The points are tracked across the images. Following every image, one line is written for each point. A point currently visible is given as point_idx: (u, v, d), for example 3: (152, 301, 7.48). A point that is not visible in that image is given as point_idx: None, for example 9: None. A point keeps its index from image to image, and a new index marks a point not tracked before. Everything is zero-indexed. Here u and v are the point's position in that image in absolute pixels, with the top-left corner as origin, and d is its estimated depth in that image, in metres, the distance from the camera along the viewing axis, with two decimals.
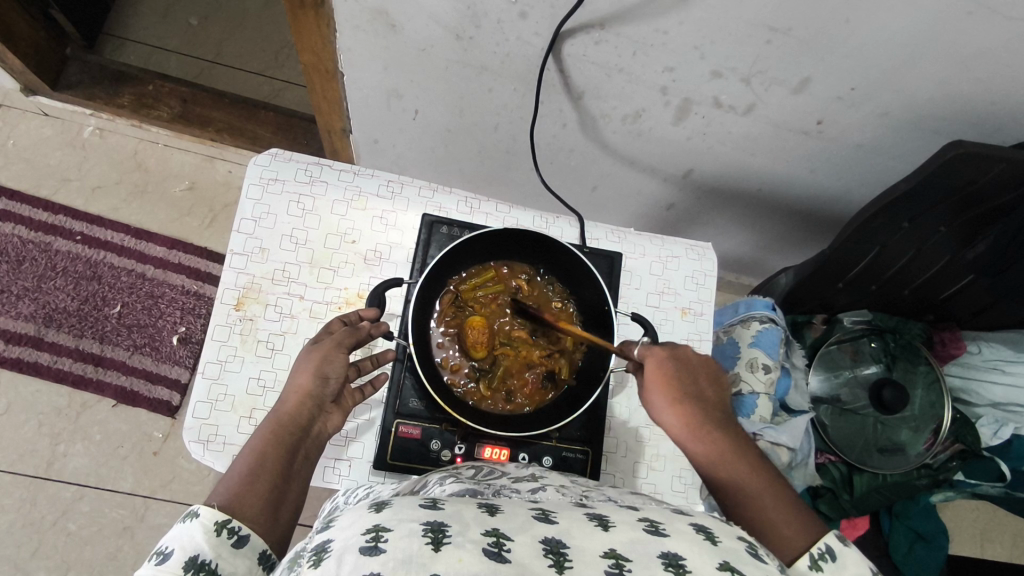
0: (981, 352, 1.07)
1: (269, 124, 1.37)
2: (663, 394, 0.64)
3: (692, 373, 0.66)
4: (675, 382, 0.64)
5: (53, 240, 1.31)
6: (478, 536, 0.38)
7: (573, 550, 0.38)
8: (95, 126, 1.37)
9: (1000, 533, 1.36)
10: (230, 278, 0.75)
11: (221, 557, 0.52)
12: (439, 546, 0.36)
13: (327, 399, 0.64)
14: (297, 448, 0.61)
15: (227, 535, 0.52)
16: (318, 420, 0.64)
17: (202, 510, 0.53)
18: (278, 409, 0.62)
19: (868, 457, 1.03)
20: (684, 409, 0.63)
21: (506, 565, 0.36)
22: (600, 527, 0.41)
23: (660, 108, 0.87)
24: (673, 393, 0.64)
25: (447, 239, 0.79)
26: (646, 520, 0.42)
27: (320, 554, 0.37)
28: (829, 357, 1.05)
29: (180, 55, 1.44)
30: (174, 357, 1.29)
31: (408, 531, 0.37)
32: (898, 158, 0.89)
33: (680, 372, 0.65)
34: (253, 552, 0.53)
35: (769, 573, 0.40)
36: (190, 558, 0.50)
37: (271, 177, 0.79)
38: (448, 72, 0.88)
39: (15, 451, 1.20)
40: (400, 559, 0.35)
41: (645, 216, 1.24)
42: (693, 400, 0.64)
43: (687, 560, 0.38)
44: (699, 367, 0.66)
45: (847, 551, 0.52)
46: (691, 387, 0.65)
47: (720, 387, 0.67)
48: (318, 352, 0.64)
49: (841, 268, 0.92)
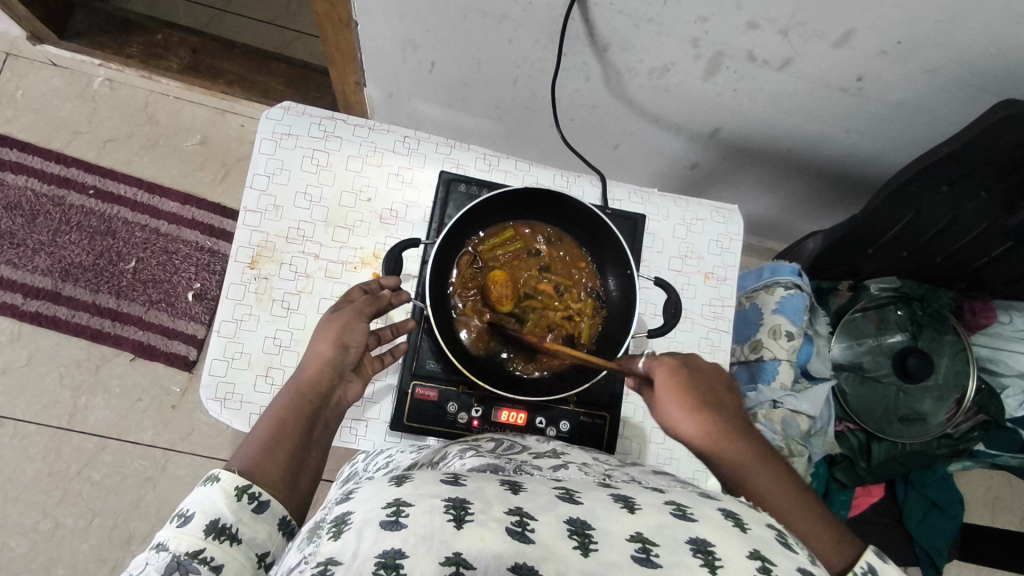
0: (1012, 322, 1.03)
1: (281, 76, 1.33)
2: (683, 403, 0.59)
3: (708, 382, 0.61)
4: (694, 390, 0.59)
5: (66, 193, 1.30)
6: (501, 515, 0.37)
7: (598, 531, 0.37)
8: (105, 76, 1.34)
9: (1013, 502, 1.36)
10: (243, 236, 0.74)
11: (241, 522, 0.51)
12: (462, 523, 0.36)
13: (346, 367, 0.64)
14: (316, 414, 0.60)
15: (247, 500, 0.53)
16: (338, 388, 0.64)
17: (223, 475, 0.53)
18: (300, 375, 0.62)
19: (886, 426, 1.02)
20: (702, 416, 0.58)
21: (530, 546, 0.36)
22: (627, 508, 0.40)
23: (689, 61, 0.83)
24: (693, 400, 0.59)
25: (465, 197, 0.78)
26: (673, 504, 0.42)
27: (341, 525, 0.37)
28: (852, 324, 1.03)
29: (189, 3, 1.39)
30: (190, 313, 1.30)
31: (430, 507, 0.37)
32: (940, 117, 0.84)
33: (696, 378, 0.61)
34: (274, 518, 0.53)
35: (799, 563, 0.39)
36: (212, 521, 0.51)
37: (284, 132, 0.76)
38: (467, 21, 0.84)
39: (38, 402, 1.23)
40: (422, 536, 0.35)
41: (668, 176, 1.20)
42: (708, 406, 0.59)
43: (717, 546, 0.37)
44: (712, 375, 0.62)
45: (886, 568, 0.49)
46: (709, 395, 0.60)
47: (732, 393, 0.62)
48: (338, 319, 0.63)
49: (872, 233, 0.89)
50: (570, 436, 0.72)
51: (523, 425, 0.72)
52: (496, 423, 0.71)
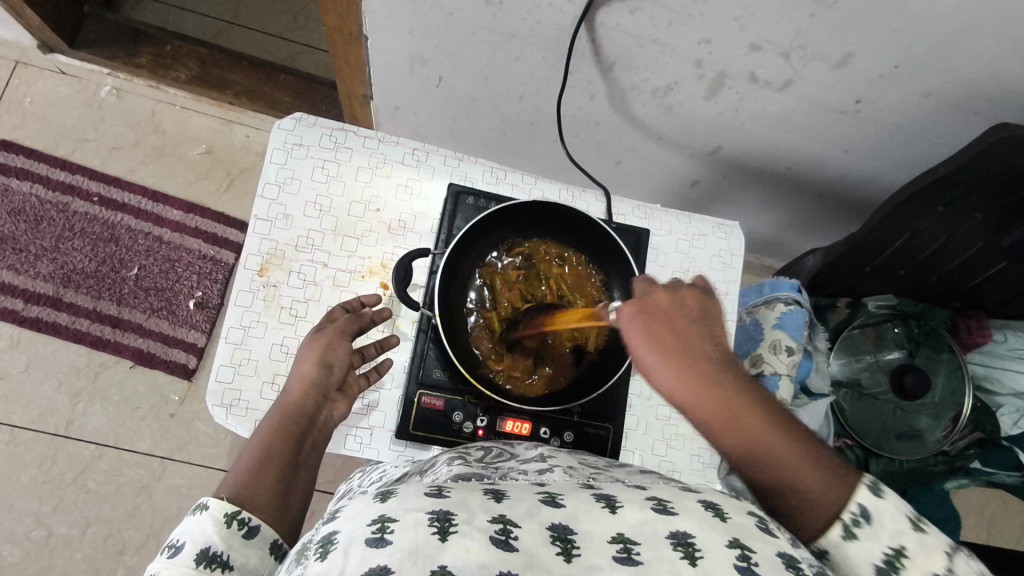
0: (1006, 342, 1.05)
1: (288, 88, 1.35)
2: (660, 355, 0.51)
3: (683, 319, 0.53)
4: (667, 336, 0.52)
5: (71, 200, 1.30)
6: (485, 523, 0.38)
7: (580, 535, 0.39)
8: (112, 85, 1.35)
9: (1007, 521, 1.37)
10: (253, 244, 0.75)
11: (232, 548, 0.51)
12: (446, 535, 0.37)
13: (331, 388, 0.67)
14: (302, 435, 0.63)
15: (238, 525, 0.53)
16: (324, 409, 0.66)
17: (212, 503, 0.53)
18: (285, 399, 0.65)
19: (885, 442, 1.01)
20: (688, 373, 0.51)
21: (514, 553, 0.37)
22: (609, 508, 0.41)
23: (693, 81, 0.85)
24: (672, 354, 0.51)
25: (473, 210, 0.78)
26: (654, 499, 0.43)
27: (327, 545, 0.38)
28: (850, 341, 1.04)
29: (198, 14, 1.41)
30: (191, 322, 1.30)
31: (415, 521, 0.37)
32: (936, 140, 0.87)
33: (667, 329, 0.52)
34: (264, 542, 0.54)
35: (779, 547, 0.40)
36: (202, 549, 0.50)
37: (296, 142, 0.77)
38: (476, 38, 0.87)
39: (36, 408, 1.22)
40: (408, 551, 0.35)
41: (669, 193, 1.22)
42: (692, 359, 0.51)
43: (697, 538, 0.38)
44: (683, 311, 0.54)
45: (881, 504, 0.49)
46: (685, 340, 0.52)
47: (707, 325, 0.54)
48: (321, 340, 0.67)
49: (869, 251, 0.90)
50: (574, 447, 0.73)
51: (527, 435, 0.72)
52: (501, 432, 0.72)
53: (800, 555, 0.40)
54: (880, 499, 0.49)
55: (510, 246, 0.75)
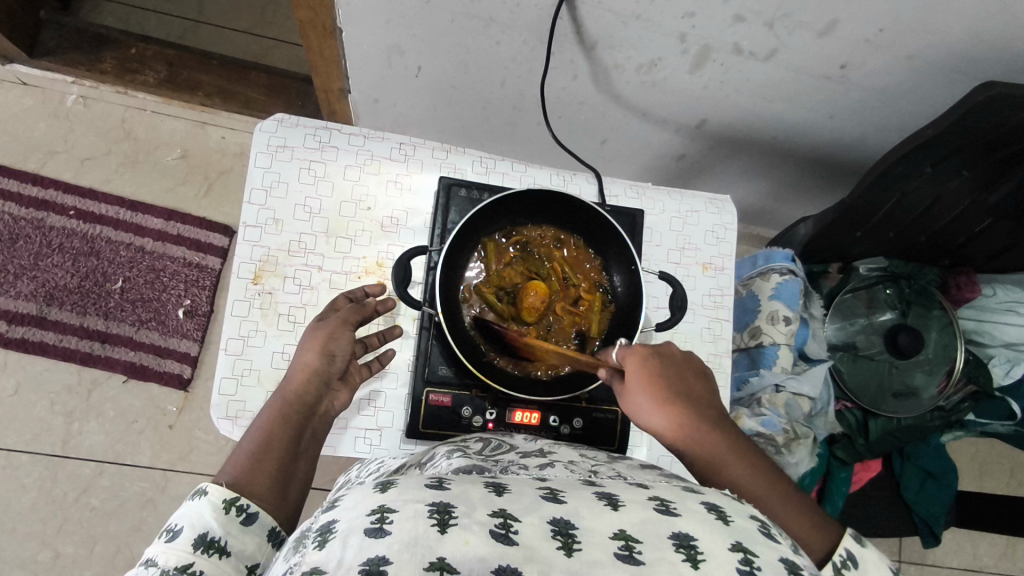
0: (996, 295, 1.06)
1: (262, 85, 1.32)
2: (650, 394, 0.59)
3: (681, 371, 0.62)
4: (664, 381, 0.60)
5: (45, 216, 1.27)
6: (485, 517, 0.39)
7: (581, 530, 0.39)
8: (78, 94, 1.30)
9: (997, 466, 1.42)
10: (245, 251, 0.73)
11: (229, 535, 0.54)
12: (446, 528, 0.37)
13: (333, 375, 0.67)
14: (303, 425, 0.63)
15: (236, 512, 0.55)
16: (325, 397, 0.66)
17: (211, 489, 0.55)
18: (287, 386, 0.65)
19: (881, 401, 1.03)
20: (677, 413, 0.58)
21: (514, 547, 0.37)
22: (610, 506, 0.42)
23: (676, 56, 0.84)
24: (664, 395, 0.59)
25: (466, 201, 0.76)
26: (657, 500, 0.43)
27: (326, 534, 0.39)
28: (843, 305, 1.05)
29: (162, 15, 1.37)
30: (182, 331, 1.27)
31: (414, 512, 0.38)
32: (920, 101, 0.87)
33: (666, 374, 0.60)
34: (262, 529, 0.56)
35: (781, 553, 0.40)
36: (199, 536, 0.53)
37: (280, 144, 0.75)
38: (454, 24, 0.85)
39: (29, 430, 1.20)
40: (406, 542, 0.36)
41: (655, 169, 1.22)
42: (683, 403, 0.59)
43: (699, 540, 0.39)
44: (682, 365, 0.63)
45: (865, 551, 0.53)
46: (681, 387, 0.60)
47: (703, 383, 0.63)
48: (325, 330, 0.67)
49: (860, 216, 0.91)
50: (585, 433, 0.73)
51: (537, 425, 0.72)
52: (511, 424, 0.72)
53: (801, 561, 0.41)
54: (863, 546, 0.54)
55: (504, 234, 0.74)
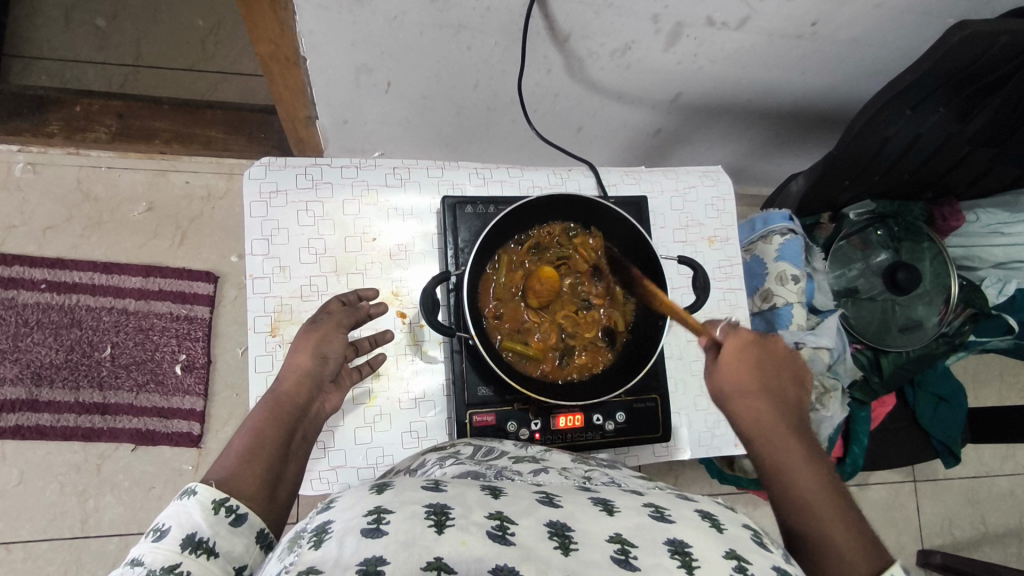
0: (980, 219, 1.13)
1: (219, 123, 1.27)
2: (737, 376, 0.65)
3: (778, 368, 0.67)
4: (758, 368, 0.65)
5: (16, 294, 1.20)
6: (481, 519, 0.39)
7: (577, 532, 0.39)
8: (25, 161, 1.24)
9: (990, 378, 1.48)
10: (257, 305, 0.71)
11: (217, 534, 0.52)
12: (442, 527, 0.37)
13: (325, 378, 0.67)
14: (293, 429, 0.63)
15: (224, 513, 0.53)
16: (317, 399, 0.67)
17: (199, 489, 0.54)
18: (278, 389, 0.65)
19: (887, 337, 1.08)
20: (760, 400, 0.63)
21: (510, 547, 0.37)
22: (605, 511, 0.42)
23: (650, 37, 0.84)
24: (751, 382, 0.64)
25: (474, 217, 0.75)
26: (651, 506, 0.44)
27: (321, 535, 0.38)
28: (841, 253, 1.10)
29: (97, 65, 1.33)
30: (183, 387, 1.24)
31: (411, 514, 0.38)
32: (887, 45, 0.89)
33: (764, 361, 0.66)
34: (251, 530, 0.54)
35: (773, 561, 0.42)
36: (187, 536, 0.50)
37: (272, 189, 0.73)
38: (424, 37, 0.83)
39: (44, 518, 1.15)
40: (401, 542, 0.36)
41: (632, 147, 1.22)
42: (769, 392, 0.64)
43: (693, 547, 0.39)
44: (783, 361, 0.68)
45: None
46: (772, 380, 0.65)
47: (797, 387, 0.68)
48: (317, 332, 0.68)
49: (849, 164, 0.93)
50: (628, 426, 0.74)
51: (581, 426, 0.73)
52: (557, 430, 0.72)
53: (791, 568, 0.42)
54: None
55: (516, 242, 0.74)
